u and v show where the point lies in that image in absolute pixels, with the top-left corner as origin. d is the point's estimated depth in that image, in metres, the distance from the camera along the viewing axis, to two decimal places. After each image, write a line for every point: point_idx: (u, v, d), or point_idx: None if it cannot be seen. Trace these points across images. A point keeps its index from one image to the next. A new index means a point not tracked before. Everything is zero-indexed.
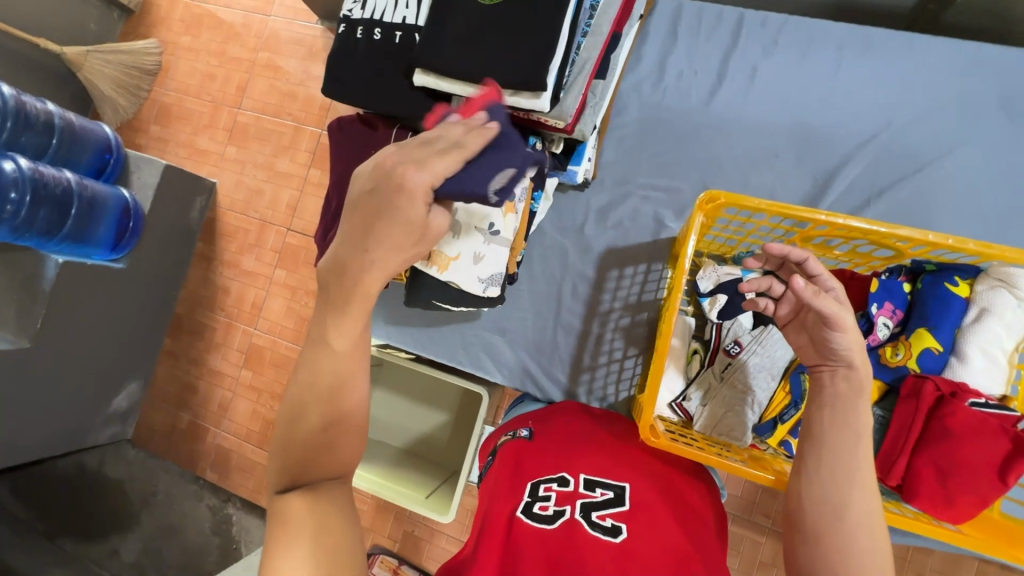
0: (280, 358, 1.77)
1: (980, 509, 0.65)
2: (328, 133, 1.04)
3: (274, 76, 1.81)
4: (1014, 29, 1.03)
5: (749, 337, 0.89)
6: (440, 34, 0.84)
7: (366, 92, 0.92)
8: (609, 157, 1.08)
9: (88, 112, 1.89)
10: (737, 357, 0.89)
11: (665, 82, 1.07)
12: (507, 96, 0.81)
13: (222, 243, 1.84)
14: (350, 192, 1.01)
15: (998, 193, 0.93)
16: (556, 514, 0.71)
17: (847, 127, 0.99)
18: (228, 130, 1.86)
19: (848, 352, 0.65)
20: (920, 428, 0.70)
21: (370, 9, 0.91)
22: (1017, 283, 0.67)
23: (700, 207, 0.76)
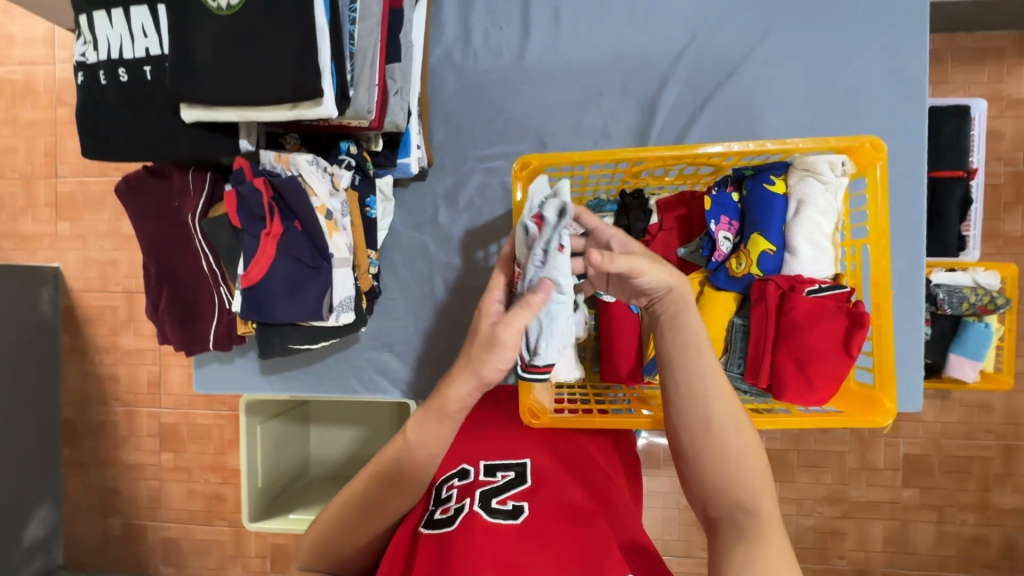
0: (198, 428, 1.85)
1: (835, 385, 0.70)
2: (116, 195, 0.90)
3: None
4: None
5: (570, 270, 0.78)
6: (189, 59, 0.73)
7: (138, 142, 0.79)
8: (441, 138, 1.03)
9: None
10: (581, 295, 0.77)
11: (474, 45, 1.01)
12: (289, 111, 0.73)
13: (89, 331, 1.86)
14: (165, 256, 0.90)
15: (806, 77, 0.95)
16: (456, 512, 0.63)
17: (658, 47, 0.98)
18: (51, 205, 1.84)
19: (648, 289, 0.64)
20: (774, 328, 0.73)
21: (103, 47, 0.78)
22: (820, 170, 0.70)
23: (520, 176, 0.73)
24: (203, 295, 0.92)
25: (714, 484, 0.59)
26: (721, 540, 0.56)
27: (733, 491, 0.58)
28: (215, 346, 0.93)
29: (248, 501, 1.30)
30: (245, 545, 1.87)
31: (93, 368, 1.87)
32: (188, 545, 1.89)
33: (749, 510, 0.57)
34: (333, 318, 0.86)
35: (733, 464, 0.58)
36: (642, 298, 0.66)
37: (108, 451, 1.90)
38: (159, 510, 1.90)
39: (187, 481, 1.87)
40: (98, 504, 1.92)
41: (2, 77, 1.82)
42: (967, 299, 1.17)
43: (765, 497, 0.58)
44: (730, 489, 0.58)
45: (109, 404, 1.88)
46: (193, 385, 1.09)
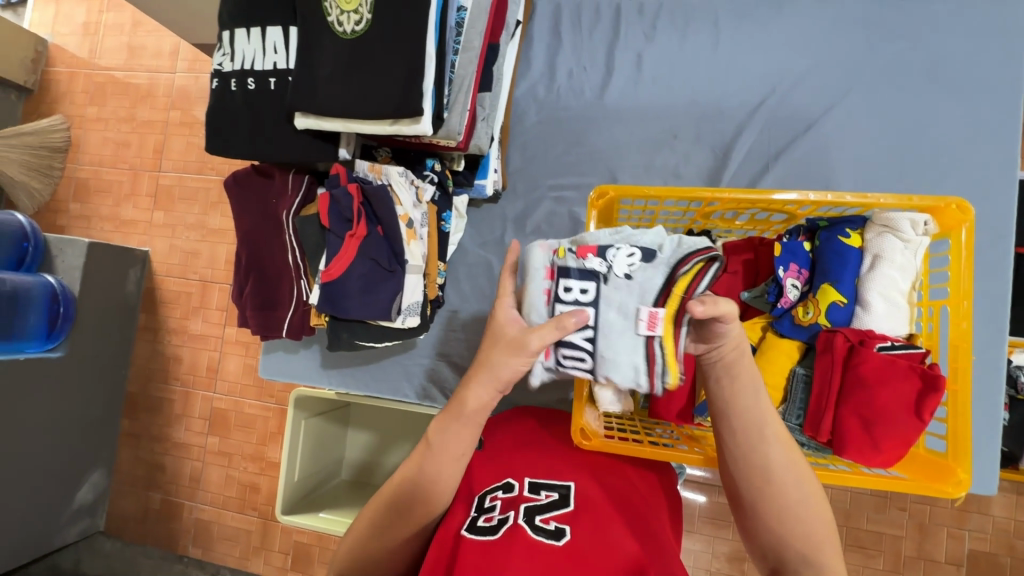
0: (245, 417, 1.94)
1: (903, 448, 0.67)
2: (224, 189, 1.00)
3: (192, 132, 2.01)
4: None
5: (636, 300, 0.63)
6: (310, 75, 0.82)
7: (254, 143, 0.89)
8: (517, 164, 1.08)
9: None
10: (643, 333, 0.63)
11: (558, 82, 1.08)
12: (388, 125, 0.80)
13: (163, 312, 2.02)
14: (257, 246, 0.99)
15: (885, 137, 0.96)
16: (499, 523, 0.64)
17: (737, 97, 1.01)
18: (151, 195, 2.04)
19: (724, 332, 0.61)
20: (840, 381, 0.71)
21: (239, 59, 0.89)
22: (900, 227, 0.69)
23: (594, 204, 0.77)
24: (283, 286, 0.99)
25: (776, 534, 0.59)
26: None
27: (796, 540, 0.59)
28: (287, 334, 0.99)
29: (282, 492, 1.35)
30: (270, 538, 1.91)
31: (161, 346, 2.02)
32: (218, 529, 1.95)
33: (813, 564, 0.58)
34: (399, 320, 0.90)
35: (795, 522, 0.59)
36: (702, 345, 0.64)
37: (161, 427, 2.02)
38: (198, 490, 1.98)
39: (228, 467, 1.95)
40: (144, 477, 2.03)
41: (130, 80, 2.07)
42: None
43: (829, 549, 0.59)
44: (793, 546, 0.59)
45: (170, 383, 2.01)
46: (259, 369, 1.16)
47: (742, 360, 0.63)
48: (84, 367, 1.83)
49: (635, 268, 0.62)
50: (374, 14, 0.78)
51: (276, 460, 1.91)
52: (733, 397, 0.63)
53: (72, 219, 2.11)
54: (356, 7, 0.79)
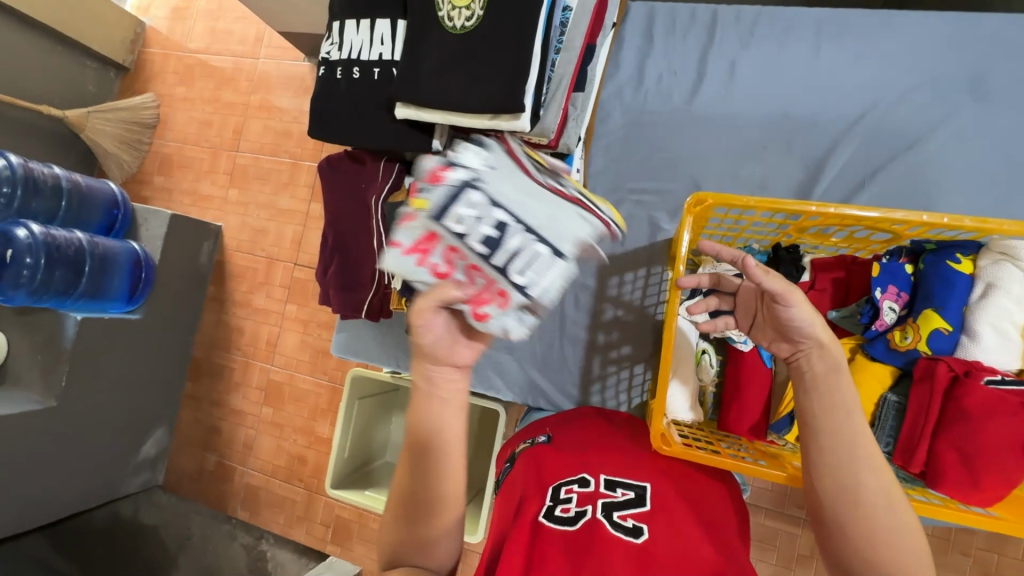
0: (298, 391, 2.03)
1: (1007, 488, 0.64)
2: (318, 172, 1.06)
3: (269, 116, 2.11)
4: None
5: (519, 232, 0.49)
6: (416, 67, 0.85)
7: (353, 129, 0.93)
8: (598, 166, 1.09)
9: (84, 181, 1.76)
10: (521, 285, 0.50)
11: (645, 85, 1.07)
12: (487, 120, 0.82)
13: (231, 285, 2.13)
14: (344, 229, 1.03)
15: (995, 161, 0.91)
16: (578, 515, 0.66)
17: (835, 110, 0.98)
18: (228, 173, 2.16)
19: (807, 326, 0.64)
20: (939, 411, 0.68)
21: (347, 49, 0.93)
22: (1019, 255, 0.66)
23: (689, 211, 0.77)
24: (366, 267, 1.03)
25: (863, 561, 0.57)
26: None
27: (885, 569, 0.56)
28: (366, 315, 1.04)
29: (332, 467, 1.40)
30: (314, 510, 1.98)
31: (227, 317, 2.13)
32: (265, 496, 2.05)
33: None
34: None
35: (884, 547, 0.56)
36: (788, 349, 0.67)
37: (220, 393, 2.13)
38: (250, 457, 2.08)
39: (279, 437, 2.04)
40: (201, 439, 2.14)
41: (217, 64, 2.18)
42: None
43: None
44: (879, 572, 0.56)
45: (232, 352, 2.12)
46: (331, 346, 1.22)
47: (836, 378, 0.62)
48: (158, 330, 1.96)
49: (487, 161, 0.52)
50: (484, 11, 0.80)
51: (324, 435, 1.99)
52: (823, 410, 0.61)
53: (155, 191, 2.25)
54: (468, 3, 0.81)
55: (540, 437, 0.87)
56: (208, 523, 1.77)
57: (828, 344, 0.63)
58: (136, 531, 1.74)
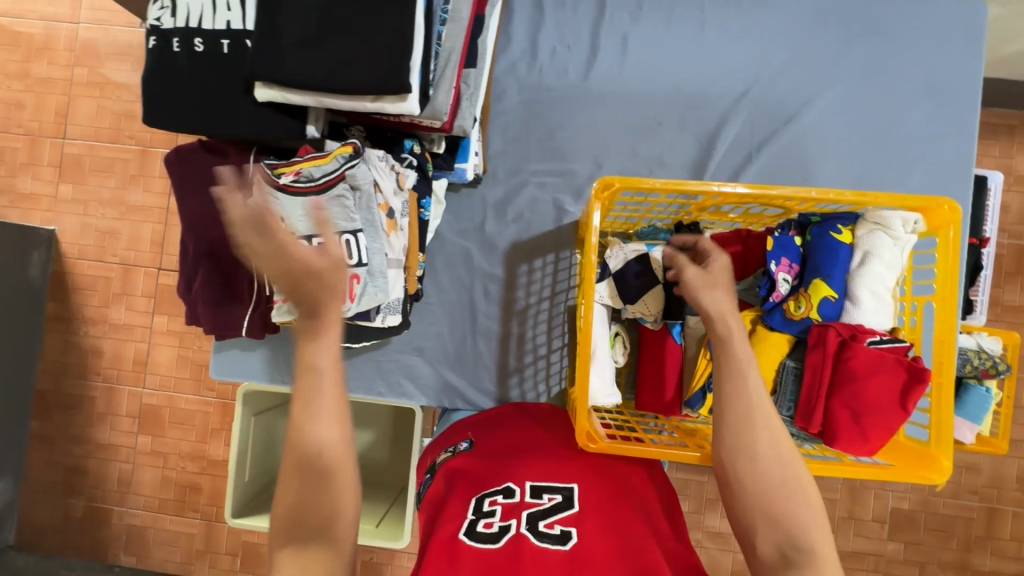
0: (180, 413, 1.78)
1: (889, 437, 0.70)
2: (164, 166, 0.87)
3: (103, 94, 1.75)
4: None
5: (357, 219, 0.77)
6: (275, 39, 0.71)
7: (203, 113, 0.77)
8: (497, 147, 1.02)
9: None
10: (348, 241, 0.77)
11: (540, 60, 1.02)
12: (369, 101, 0.71)
13: (76, 299, 1.78)
14: (207, 234, 0.87)
15: (857, 132, 0.98)
16: (501, 530, 0.62)
17: (722, 85, 1.00)
18: (55, 165, 1.78)
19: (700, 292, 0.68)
20: (831, 375, 0.73)
21: (182, 15, 0.75)
22: (892, 224, 0.72)
23: (597, 195, 0.73)
24: (240, 278, 0.88)
25: (761, 515, 0.57)
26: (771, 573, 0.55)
27: (783, 522, 0.56)
28: (248, 333, 0.90)
29: (229, 498, 1.24)
30: (216, 540, 1.78)
31: (76, 338, 1.79)
32: (155, 535, 1.80)
33: (802, 547, 0.55)
34: (379, 320, 0.83)
35: (783, 499, 0.57)
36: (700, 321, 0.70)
37: (80, 427, 1.80)
38: (128, 495, 1.80)
39: (163, 468, 1.79)
40: (61, 484, 1.81)
41: (21, 29, 1.76)
42: (970, 363, 1.16)
43: (820, 534, 0.56)
44: (780, 527, 0.56)
45: (89, 378, 1.79)
46: (209, 368, 1.05)
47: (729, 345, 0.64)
48: None
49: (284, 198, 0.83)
50: None
51: (219, 458, 1.77)
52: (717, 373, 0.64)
53: None
54: None
55: (462, 443, 0.82)
56: None
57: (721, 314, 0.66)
58: None
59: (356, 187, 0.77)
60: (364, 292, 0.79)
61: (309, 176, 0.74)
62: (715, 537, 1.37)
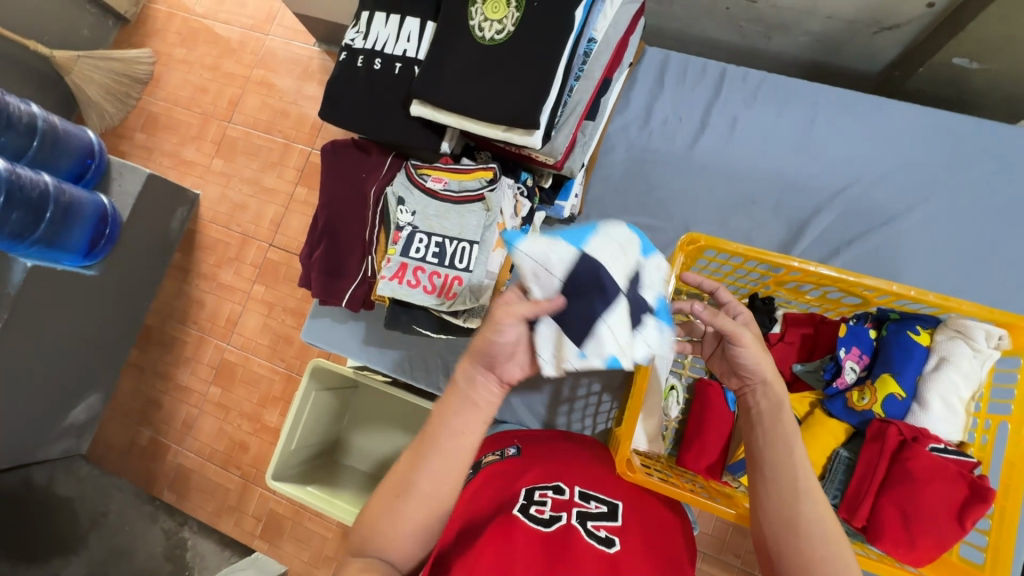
0: (251, 373, 1.96)
1: (940, 551, 0.68)
2: (320, 154, 1.05)
3: (268, 93, 2.08)
4: (970, 96, 1.13)
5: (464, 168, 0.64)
6: (438, 68, 0.87)
7: (365, 116, 0.94)
8: (595, 195, 1.13)
9: (53, 119, 1.65)
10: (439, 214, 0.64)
11: (651, 126, 1.13)
12: (501, 131, 0.85)
13: (199, 255, 2.06)
14: (337, 214, 1.02)
15: (955, 248, 0.99)
16: (552, 518, 0.66)
17: (820, 178, 1.05)
18: (216, 142, 2.11)
19: (756, 366, 0.68)
20: (884, 470, 0.72)
21: (372, 40, 0.94)
22: (973, 336, 0.71)
23: (681, 248, 0.81)
24: (353, 257, 1.02)
25: None
26: None
27: None
28: (347, 304, 1.02)
29: (276, 457, 1.33)
30: (247, 501, 1.88)
31: (188, 288, 2.05)
32: (197, 480, 1.94)
33: None
34: (462, 318, 0.94)
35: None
36: (739, 382, 0.71)
37: (167, 365, 2.03)
38: (187, 436, 1.98)
39: (223, 420, 1.95)
40: (138, 412, 2.03)
41: (224, 33, 2.15)
42: None
43: None
44: None
45: (188, 325, 2.03)
46: (302, 330, 1.20)
47: (774, 410, 0.67)
48: (114, 291, 1.87)
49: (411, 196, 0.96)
50: (516, 28, 0.83)
51: (271, 424, 1.91)
52: (761, 446, 0.65)
53: (135, 148, 2.17)
54: (501, 17, 0.84)
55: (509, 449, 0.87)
56: (133, 501, 1.70)
57: (771, 381, 0.67)
58: (49, 500, 1.65)
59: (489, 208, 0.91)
60: (463, 296, 0.91)
61: (452, 188, 0.95)
62: None
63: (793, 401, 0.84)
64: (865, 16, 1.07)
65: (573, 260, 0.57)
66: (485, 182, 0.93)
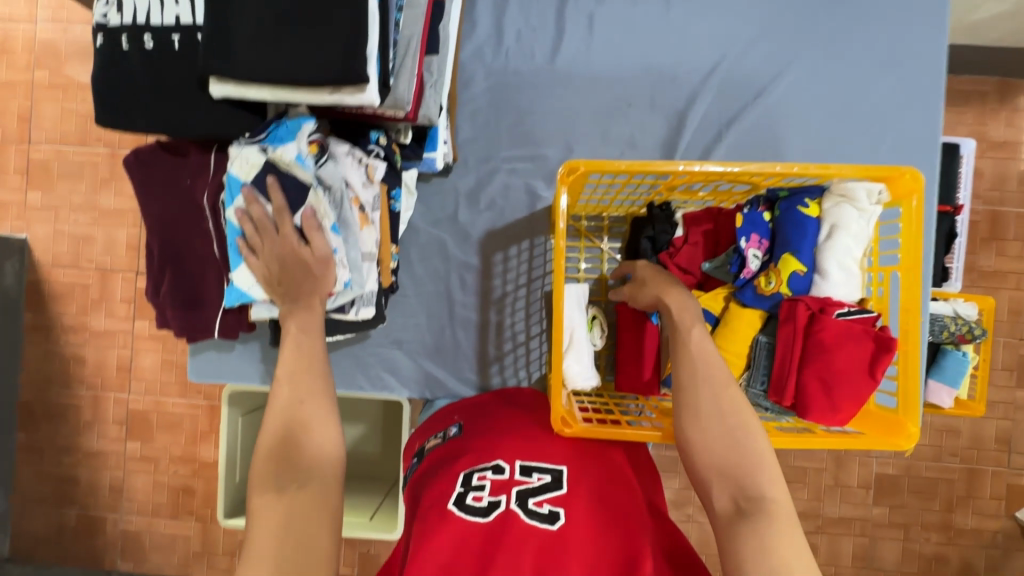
0: (169, 417, 1.76)
1: (859, 405, 0.72)
2: (123, 168, 0.85)
3: (66, 97, 1.70)
4: None
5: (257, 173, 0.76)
6: (225, 32, 0.70)
7: (157, 111, 0.75)
8: (467, 135, 1.02)
9: None
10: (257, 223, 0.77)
11: (506, 44, 1.01)
12: (327, 95, 0.71)
13: (55, 307, 1.74)
14: (171, 237, 0.86)
15: (825, 104, 0.98)
16: (491, 505, 0.62)
17: (689, 63, 0.99)
18: (21, 172, 1.72)
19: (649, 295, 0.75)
20: (801, 346, 0.74)
21: (130, 11, 0.73)
22: (857, 197, 0.71)
23: (563, 179, 0.73)
24: (209, 281, 0.88)
25: (723, 470, 0.59)
26: (731, 523, 0.56)
27: (740, 472, 0.58)
28: (222, 334, 0.90)
29: (223, 496, 1.21)
30: (213, 542, 1.77)
31: (57, 347, 1.76)
32: (150, 539, 1.79)
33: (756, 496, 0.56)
34: (352, 313, 0.84)
35: (743, 454, 0.59)
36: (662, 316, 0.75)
37: (67, 437, 1.78)
38: (121, 501, 1.79)
39: (155, 472, 1.77)
40: (53, 495, 1.79)
41: None
42: (946, 328, 1.14)
43: (773, 484, 0.57)
44: (740, 478, 0.58)
45: (74, 387, 1.77)
46: (187, 372, 1.04)
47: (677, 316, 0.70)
48: None
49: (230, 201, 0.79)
50: None
51: (210, 459, 1.76)
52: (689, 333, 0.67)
53: None
54: None
55: (452, 428, 0.83)
56: None
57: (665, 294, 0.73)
58: None
59: (326, 185, 0.79)
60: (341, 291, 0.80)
61: None
62: (705, 511, 1.38)
63: (708, 300, 0.84)
64: None
65: (253, 197, 0.75)
66: (312, 159, 0.78)
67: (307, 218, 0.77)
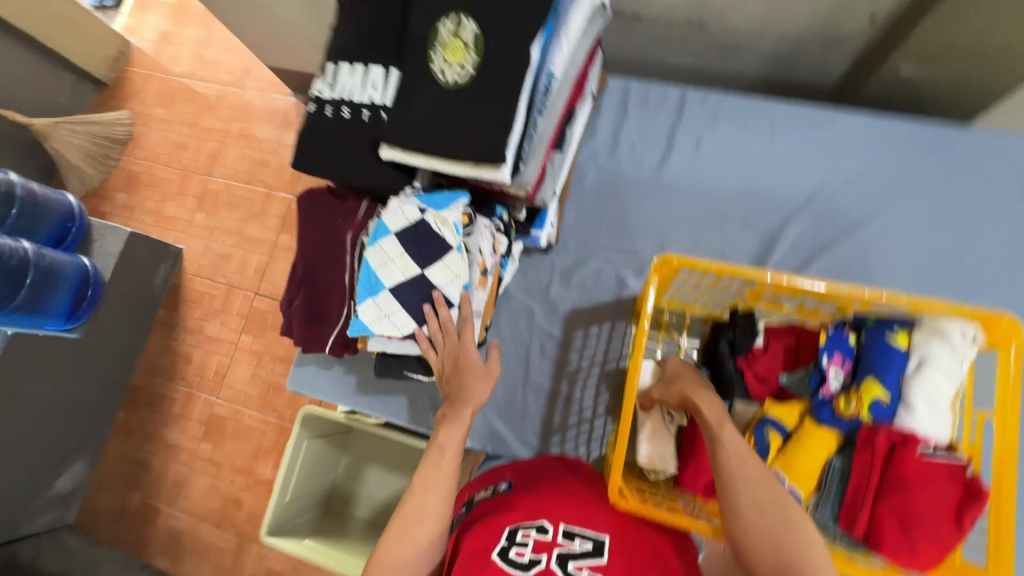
0: (242, 427, 1.91)
1: (942, 552, 0.67)
2: (296, 202, 1.06)
3: (247, 145, 2.11)
4: (938, 99, 1.17)
5: (407, 224, 0.92)
6: (404, 114, 0.89)
7: (337, 163, 0.95)
8: (571, 222, 1.14)
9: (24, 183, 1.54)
10: (401, 264, 0.92)
11: (619, 152, 1.16)
12: (471, 168, 0.87)
13: (184, 310, 2.04)
14: (314, 261, 1.04)
15: (922, 249, 1.01)
16: (532, 563, 0.65)
17: (786, 191, 1.07)
18: (197, 197, 2.13)
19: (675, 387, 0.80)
20: (878, 476, 0.71)
21: (339, 89, 0.96)
22: (949, 335, 0.72)
23: (656, 268, 0.81)
24: (333, 303, 1.02)
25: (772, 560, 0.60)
26: None
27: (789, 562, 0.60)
28: (330, 349, 1.02)
29: (269, 513, 1.29)
30: (243, 560, 1.81)
31: (174, 343, 2.03)
32: (190, 542, 1.87)
33: None
34: None
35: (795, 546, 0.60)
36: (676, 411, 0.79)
37: (155, 426, 1.98)
38: (178, 497, 1.92)
39: (215, 476, 1.90)
40: (127, 475, 1.97)
41: (200, 90, 2.20)
42: None
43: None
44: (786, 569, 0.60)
45: (175, 382, 2.00)
46: (288, 378, 1.17)
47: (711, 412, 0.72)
48: (98, 352, 1.85)
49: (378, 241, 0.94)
50: (477, 71, 0.83)
51: (264, 477, 1.86)
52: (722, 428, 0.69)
53: (116, 208, 2.18)
54: (462, 60, 0.84)
55: (501, 483, 0.87)
56: None
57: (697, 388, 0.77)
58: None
59: (466, 249, 0.94)
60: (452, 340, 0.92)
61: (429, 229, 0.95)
62: None
63: (783, 412, 0.83)
64: (814, 34, 1.19)
65: (398, 243, 0.92)
66: (461, 226, 0.93)
67: (442, 273, 0.92)
